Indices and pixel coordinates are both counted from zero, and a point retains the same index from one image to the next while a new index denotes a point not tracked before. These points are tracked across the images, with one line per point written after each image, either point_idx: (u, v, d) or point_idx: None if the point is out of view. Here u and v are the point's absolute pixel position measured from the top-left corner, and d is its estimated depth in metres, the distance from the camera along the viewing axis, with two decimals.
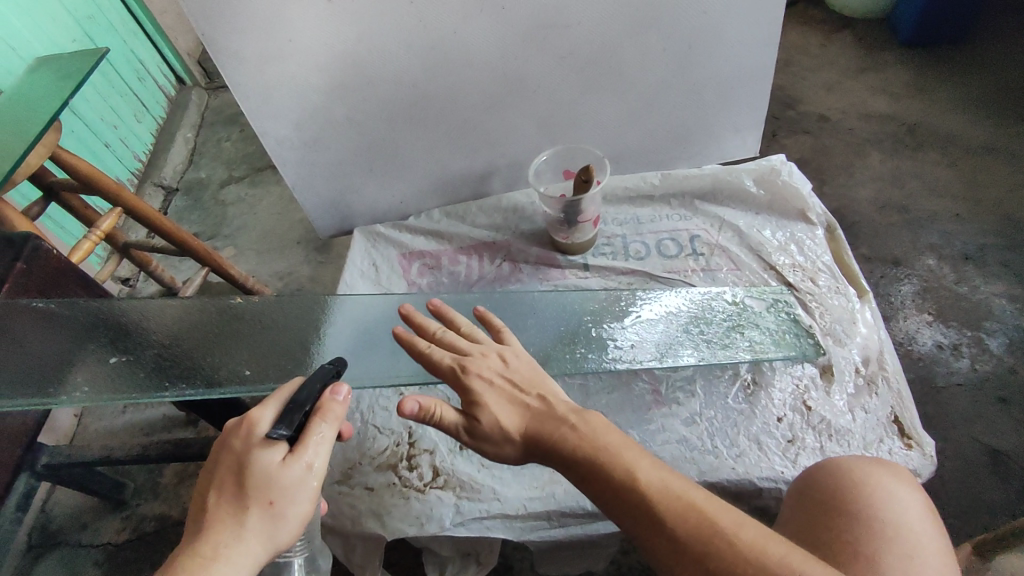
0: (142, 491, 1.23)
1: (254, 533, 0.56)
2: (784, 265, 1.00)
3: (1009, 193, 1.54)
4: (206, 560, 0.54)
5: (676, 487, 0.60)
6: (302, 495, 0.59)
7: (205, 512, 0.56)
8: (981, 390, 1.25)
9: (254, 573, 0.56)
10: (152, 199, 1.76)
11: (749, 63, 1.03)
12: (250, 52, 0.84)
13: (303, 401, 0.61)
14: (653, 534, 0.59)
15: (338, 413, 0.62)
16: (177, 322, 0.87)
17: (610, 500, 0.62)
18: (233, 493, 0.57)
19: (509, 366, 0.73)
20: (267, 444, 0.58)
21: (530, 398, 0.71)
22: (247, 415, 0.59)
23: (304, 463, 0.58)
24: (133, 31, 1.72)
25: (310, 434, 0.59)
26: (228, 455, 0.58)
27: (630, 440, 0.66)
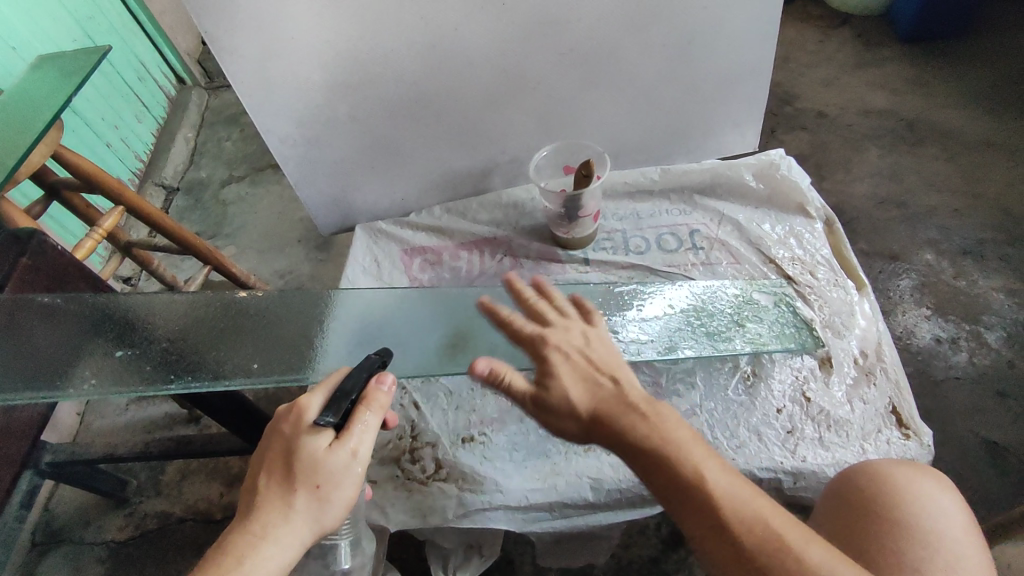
0: (145, 488, 1.24)
1: (301, 515, 0.59)
2: (783, 258, 1.01)
3: (1007, 188, 1.55)
4: (257, 538, 0.56)
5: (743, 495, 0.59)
6: (347, 481, 0.61)
7: (255, 493, 0.59)
8: (979, 384, 1.26)
9: (301, 553, 0.58)
10: (154, 198, 1.77)
11: (747, 58, 1.04)
12: (252, 51, 0.84)
13: (349, 391, 0.64)
14: (712, 539, 0.58)
15: (382, 403, 0.65)
16: (181, 316, 0.87)
17: (673, 494, 0.61)
18: (282, 477, 0.59)
19: (591, 347, 0.73)
20: (316, 431, 0.61)
21: (605, 381, 0.70)
22: (296, 403, 0.63)
23: (350, 450, 0.61)
24: (133, 31, 1.73)
25: (355, 424, 0.62)
26: (279, 440, 0.62)
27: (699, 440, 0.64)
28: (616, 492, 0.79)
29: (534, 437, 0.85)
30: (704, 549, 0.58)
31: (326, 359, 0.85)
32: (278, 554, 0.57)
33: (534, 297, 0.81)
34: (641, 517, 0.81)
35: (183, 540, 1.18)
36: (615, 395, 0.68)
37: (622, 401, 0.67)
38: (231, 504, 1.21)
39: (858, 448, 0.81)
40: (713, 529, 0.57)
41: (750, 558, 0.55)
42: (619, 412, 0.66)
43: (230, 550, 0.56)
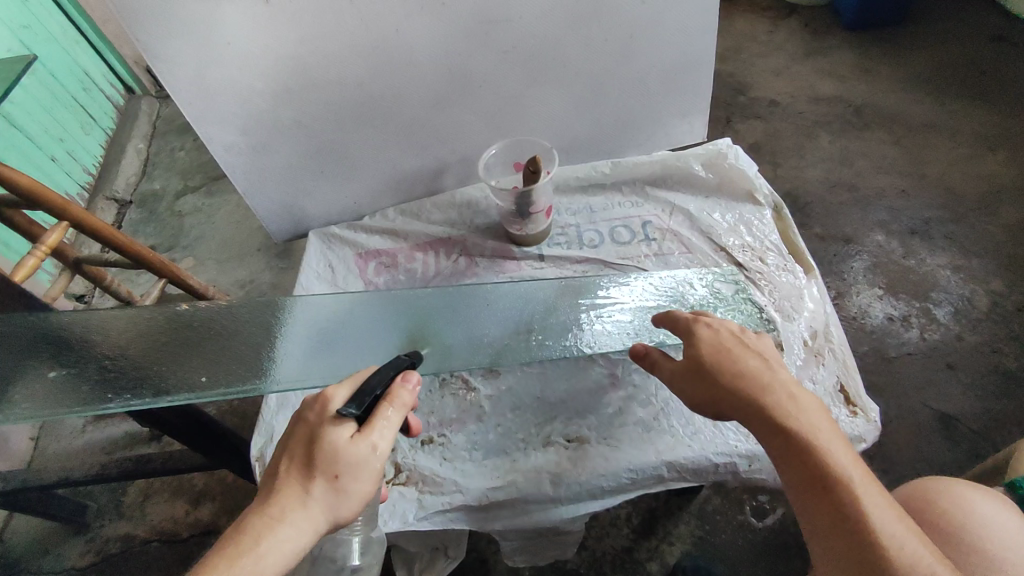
0: (106, 512, 1.20)
1: (318, 503, 0.56)
2: (734, 246, 1.02)
3: (950, 168, 1.60)
4: (273, 521, 0.54)
5: (873, 491, 0.57)
6: (366, 475, 0.59)
7: (275, 477, 0.58)
8: (930, 358, 1.30)
9: (314, 542, 0.56)
10: (105, 212, 1.71)
11: (690, 50, 1.06)
12: (188, 58, 0.82)
13: (374, 386, 0.63)
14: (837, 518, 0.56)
15: (405, 401, 0.63)
16: (121, 331, 0.85)
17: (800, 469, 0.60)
18: (303, 463, 0.58)
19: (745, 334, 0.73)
20: (340, 421, 0.59)
21: (754, 359, 0.69)
22: (322, 393, 0.62)
23: (371, 443, 0.59)
24: (75, 41, 1.68)
25: (377, 418, 0.60)
26: (303, 427, 0.60)
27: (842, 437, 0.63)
28: (576, 485, 0.79)
29: (493, 436, 0.85)
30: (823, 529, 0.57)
31: (277, 368, 0.84)
32: (291, 539, 0.54)
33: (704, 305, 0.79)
34: (603, 509, 0.81)
35: (148, 563, 1.14)
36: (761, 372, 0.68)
37: (769, 378, 0.67)
38: (197, 521, 1.18)
39: None
40: (842, 511, 0.56)
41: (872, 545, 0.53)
42: (765, 385, 0.66)
43: (246, 531, 0.54)
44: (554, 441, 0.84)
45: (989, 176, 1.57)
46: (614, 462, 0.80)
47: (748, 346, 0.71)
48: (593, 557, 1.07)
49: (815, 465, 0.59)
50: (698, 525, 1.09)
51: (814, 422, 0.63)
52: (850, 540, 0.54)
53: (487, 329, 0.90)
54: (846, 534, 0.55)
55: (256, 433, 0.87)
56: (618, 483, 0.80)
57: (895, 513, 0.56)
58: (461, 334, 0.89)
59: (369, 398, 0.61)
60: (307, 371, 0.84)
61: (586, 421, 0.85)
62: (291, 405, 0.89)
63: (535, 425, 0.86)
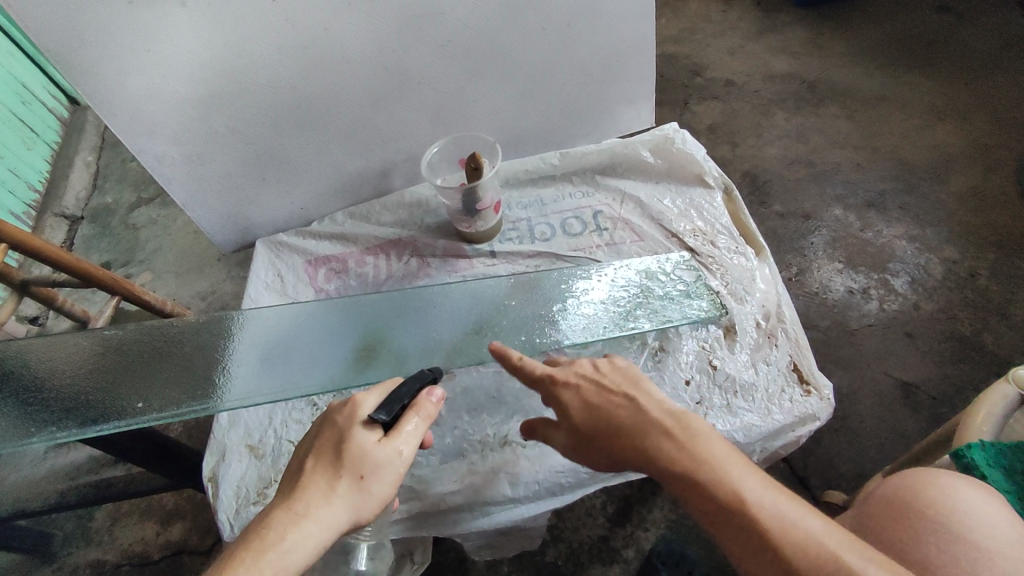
0: (73, 539, 1.16)
1: (343, 500, 0.55)
2: (685, 231, 1.02)
3: (902, 139, 1.62)
4: (298, 516, 0.52)
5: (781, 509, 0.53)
6: (388, 477, 0.58)
7: (300, 476, 0.56)
8: (890, 328, 1.32)
9: (334, 542, 0.54)
10: (55, 230, 1.65)
11: (630, 35, 1.05)
12: (106, 67, 0.78)
13: (402, 395, 0.64)
14: (755, 556, 0.52)
15: (429, 412, 0.64)
16: (48, 361, 0.82)
17: (706, 519, 0.56)
18: (330, 461, 0.57)
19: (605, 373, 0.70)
20: (369, 424, 0.59)
21: (622, 403, 0.66)
22: (352, 397, 0.62)
23: (395, 448, 0.59)
24: (10, 52, 1.59)
25: (403, 424, 0.61)
26: (330, 430, 0.60)
27: (735, 452, 0.58)
28: (535, 483, 0.79)
29: (450, 439, 0.84)
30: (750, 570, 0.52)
31: (221, 387, 0.81)
32: (316, 534, 0.52)
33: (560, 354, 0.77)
34: (564, 505, 0.80)
35: None
36: (633, 418, 0.64)
37: (650, 418, 0.63)
38: (168, 542, 1.15)
39: (764, 409, 0.82)
40: (757, 547, 0.51)
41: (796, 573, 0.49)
42: (642, 432, 0.62)
43: (268, 528, 0.51)
44: (511, 440, 0.83)
45: (939, 145, 1.59)
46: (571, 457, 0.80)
47: (612, 388, 0.68)
48: (570, 548, 1.06)
49: (718, 507, 0.54)
50: (672, 508, 1.10)
51: (707, 449, 0.58)
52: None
53: (439, 330, 0.88)
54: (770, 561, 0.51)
55: (208, 453, 0.84)
56: (577, 478, 0.79)
57: (813, 523, 0.52)
58: (412, 339, 0.87)
59: (398, 405, 0.62)
60: (256, 387, 0.81)
61: (543, 417, 0.84)
62: (242, 422, 0.87)
63: (493, 425, 0.85)
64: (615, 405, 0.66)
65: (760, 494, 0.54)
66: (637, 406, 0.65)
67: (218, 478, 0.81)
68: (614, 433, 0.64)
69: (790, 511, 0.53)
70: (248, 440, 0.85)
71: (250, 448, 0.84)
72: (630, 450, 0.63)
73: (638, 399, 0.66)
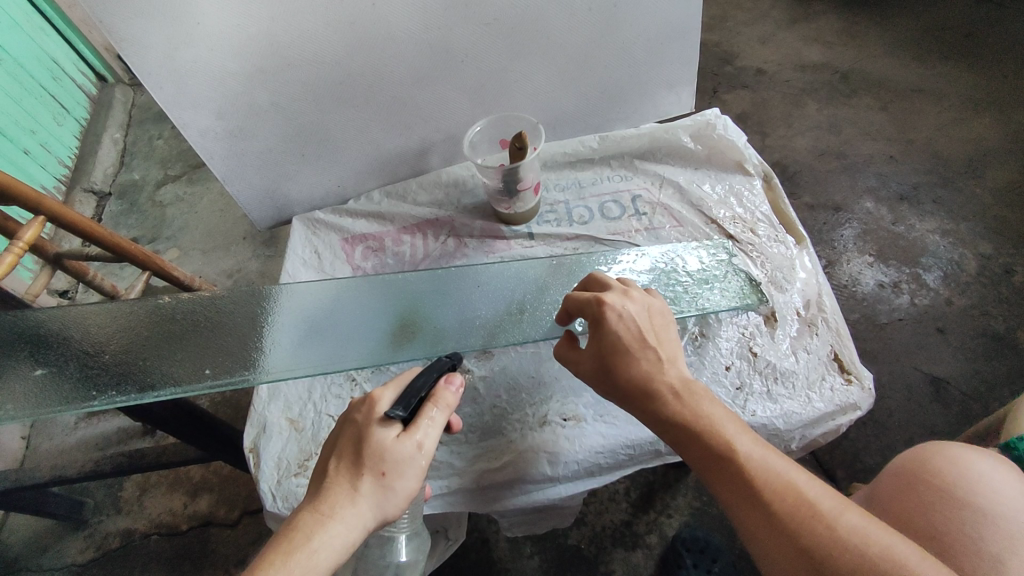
0: (103, 507, 1.18)
1: (367, 500, 0.55)
2: (725, 218, 1.02)
3: (937, 132, 1.59)
4: (323, 517, 0.54)
5: (781, 466, 0.57)
6: (411, 472, 0.58)
7: (326, 478, 0.57)
8: (921, 322, 1.31)
9: (363, 539, 0.55)
10: (84, 205, 1.66)
11: (674, 19, 1.04)
12: (156, 39, 0.78)
13: (418, 388, 0.63)
14: (746, 508, 0.56)
15: (448, 401, 0.63)
16: (103, 328, 0.83)
17: (726, 492, 0.58)
18: (351, 462, 0.57)
19: (648, 324, 0.70)
20: (385, 422, 0.59)
21: (650, 357, 0.67)
22: (369, 395, 0.61)
23: (416, 441, 0.59)
24: (40, 26, 1.59)
25: (423, 416, 0.60)
26: (350, 429, 0.60)
27: (766, 442, 0.60)
28: (574, 463, 0.79)
29: (489, 417, 0.84)
30: (744, 523, 0.56)
31: (266, 358, 0.82)
32: (341, 535, 0.53)
33: (609, 283, 0.76)
34: (599, 485, 0.82)
35: (150, 555, 1.13)
36: (659, 374, 0.66)
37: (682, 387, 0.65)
38: (197, 513, 1.17)
39: (805, 397, 0.82)
40: (775, 525, 0.54)
41: (782, 523, 0.54)
42: (674, 401, 0.64)
43: (293, 529, 0.53)
44: (550, 420, 0.83)
45: (976, 139, 1.56)
46: (610, 438, 0.80)
47: (646, 339, 0.68)
48: (593, 532, 1.07)
49: (746, 484, 0.57)
50: (696, 496, 1.10)
51: (737, 432, 0.60)
52: (762, 526, 0.55)
53: (480, 309, 0.88)
54: (793, 545, 0.52)
55: (248, 425, 0.85)
56: (616, 459, 0.80)
57: (843, 511, 0.53)
58: (451, 317, 0.88)
59: (414, 399, 0.61)
60: (301, 358, 0.83)
61: (581, 398, 0.85)
62: (282, 396, 0.88)
63: (531, 405, 0.85)
64: (649, 357, 0.67)
65: (761, 454, 0.58)
66: (666, 365, 0.67)
67: (259, 450, 0.82)
68: (643, 387, 0.66)
69: (786, 469, 0.57)
70: (288, 414, 0.86)
71: (290, 421, 0.86)
72: (659, 412, 0.65)
73: (666, 357, 0.68)
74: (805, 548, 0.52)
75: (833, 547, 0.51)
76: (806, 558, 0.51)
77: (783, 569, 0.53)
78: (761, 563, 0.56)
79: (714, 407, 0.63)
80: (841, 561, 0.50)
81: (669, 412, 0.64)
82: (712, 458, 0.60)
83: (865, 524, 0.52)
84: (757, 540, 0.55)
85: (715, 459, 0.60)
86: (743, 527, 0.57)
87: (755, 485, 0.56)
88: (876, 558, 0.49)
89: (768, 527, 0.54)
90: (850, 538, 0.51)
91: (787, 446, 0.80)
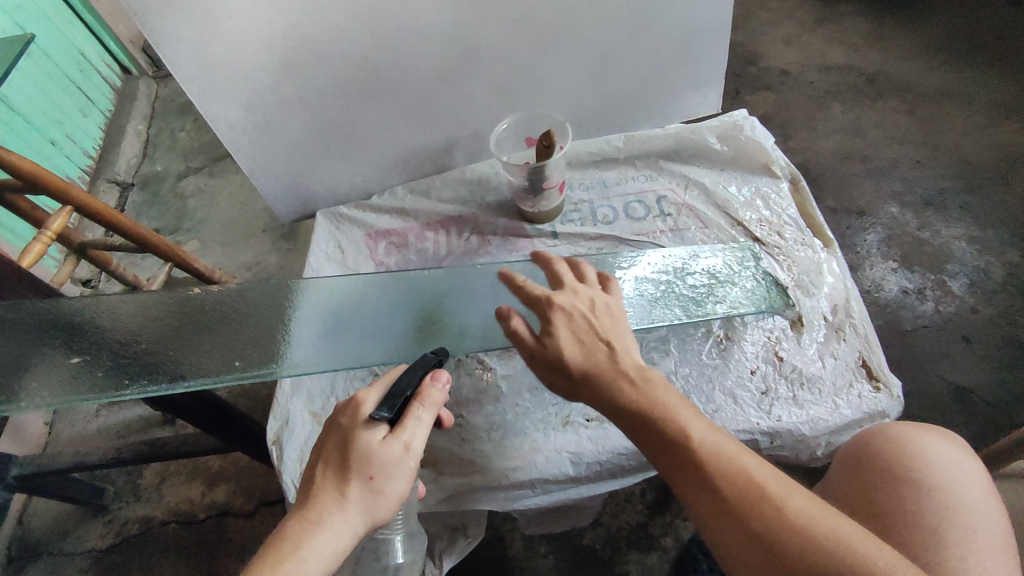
0: (123, 494, 1.20)
1: (356, 505, 0.56)
2: (751, 220, 1.01)
3: (965, 137, 1.57)
4: (311, 525, 0.54)
5: (729, 451, 0.57)
6: (400, 474, 0.58)
7: (312, 485, 0.57)
8: (946, 330, 1.29)
9: (353, 543, 0.56)
10: (108, 195, 1.68)
11: (704, 18, 1.03)
12: (188, 32, 0.79)
13: (404, 387, 0.62)
14: (696, 496, 0.56)
15: (435, 399, 0.62)
16: (135, 318, 0.84)
17: (675, 479, 0.58)
18: (338, 467, 0.57)
19: (599, 314, 0.70)
20: (371, 424, 0.58)
21: (600, 347, 0.67)
22: (354, 397, 0.61)
23: (402, 443, 0.58)
24: (67, 18, 1.61)
25: (409, 418, 0.60)
26: (335, 433, 0.60)
27: (712, 427, 0.60)
28: (595, 464, 0.79)
29: (511, 416, 0.84)
30: (696, 511, 0.57)
31: (290, 351, 0.83)
32: (331, 542, 0.54)
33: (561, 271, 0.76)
34: (621, 486, 0.82)
35: (168, 543, 1.14)
36: (609, 363, 0.66)
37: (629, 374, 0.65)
38: (215, 503, 1.18)
39: (831, 403, 0.81)
40: (727, 515, 0.54)
41: (735, 512, 0.54)
42: (619, 387, 0.64)
43: (282, 536, 0.54)
44: (572, 421, 0.83)
45: (1006, 144, 1.53)
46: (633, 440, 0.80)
47: (594, 330, 0.69)
48: (609, 533, 1.07)
49: (694, 471, 0.57)
50: None
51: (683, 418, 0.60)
52: (715, 515, 0.55)
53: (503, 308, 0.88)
54: (746, 533, 0.53)
55: (271, 417, 0.85)
56: (638, 461, 0.80)
57: (789, 495, 0.54)
58: (475, 314, 0.87)
59: (399, 400, 0.60)
60: (325, 352, 0.83)
61: None
62: (305, 389, 0.88)
63: (554, 404, 0.85)
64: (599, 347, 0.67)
65: (713, 442, 0.58)
66: (616, 354, 0.67)
67: (282, 443, 0.83)
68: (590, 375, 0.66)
69: (734, 455, 0.57)
70: (311, 408, 0.87)
71: (313, 414, 0.86)
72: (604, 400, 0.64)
73: (616, 347, 0.68)
74: (757, 538, 0.52)
75: (786, 536, 0.51)
76: (765, 550, 0.52)
77: (738, 558, 0.53)
78: (716, 552, 0.56)
79: (661, 394, 0.63)
80: (793, 549, 0.50)
81: (619, 405, 0.63)
82: (660, 445, 0.60)
83: (811, 508, 0.53)
84: (710, 529, 0.55)
85: (662, 445, 0.60)
86: (696, 514, 0.57)
87: (703, 472, 0.56)
88: (826, 544, 0.50)
89: (720, 516, 0.54)
90: (797, 523, 0.52)
91: (812, 453, 0.79)
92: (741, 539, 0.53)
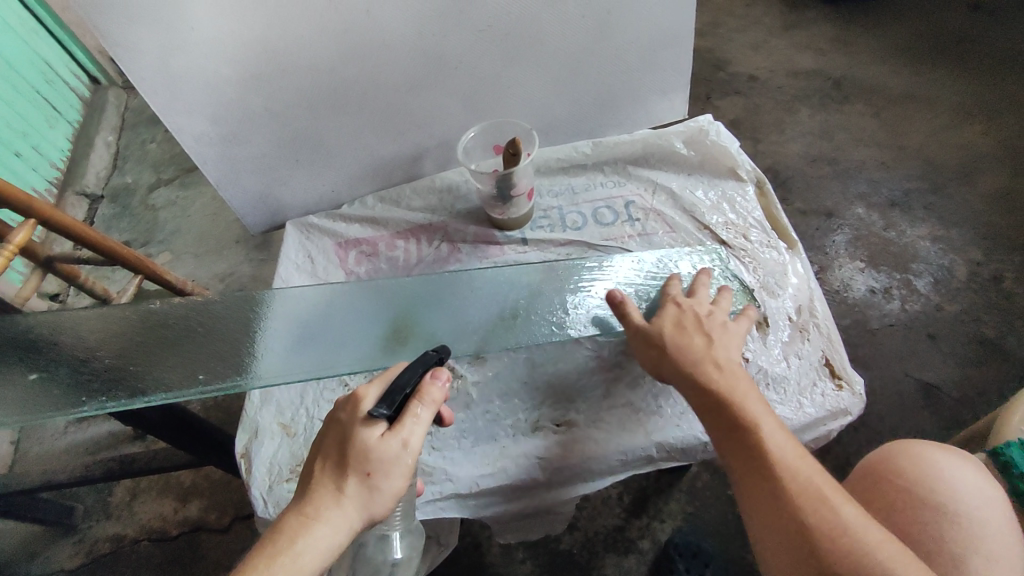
0: (93, 513, 1.17)
1: (352, 500, 0.56)
2: (717, 224, 1.03)
3: (929, 139, 1.61)
4: (308, 519, 0.54)
5: (793, 455, 0.64)
6: (397, 471, 0.57)
7: (312, 481, 0.57)
8: (912, 328, 1.32)
9: (352, 538, 0.56)
10: (76, 208, 1.65)
11: (667, 26, 1.04)
12: (150, 45, 0.78)
13: (404, 384, 0.61)
14: (759, 484, 0.63)
15: (435, 397, 0.61)
16: (94, 332, 0.83)
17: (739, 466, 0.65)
18: (337, 466, 0.57)
19: (711, 317, 0.78)
20: (369, 420, 0.58)
21: (696, 339, 0.74)
22: (354, 392, 0.61)
23: (400, 440, 0.58)
24: (33, 29, 1.59)
25: (408, 415, 0.59)
26: (335, 429, 0.60)
27: (784, 430, 0.67)
28: (567, 470, 0.80)
29: (482, 423, 0.84)
30: (751, 497, 0.63)
31: (255, 364, 0.82)
32: (326, 537, 0.54)
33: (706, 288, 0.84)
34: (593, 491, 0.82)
35: (140, 561, 1.12)
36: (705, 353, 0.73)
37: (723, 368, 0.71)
38: (187, 519, 1.16)
39: (796, 403, 0.83)
40: (778, 509, 0.61)
41: (791, 505, 0.60)
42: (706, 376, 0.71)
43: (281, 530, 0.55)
44: (543, 427, 0.83)
45: (967, 146, 1.58)
46: (603, 444, 0.81)
47: (701, 326, 0.76)
48: (586, 539, 1.07)
49: (759, 460, 0.64)
50: (687, 501, 1.10)
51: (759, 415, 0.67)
52: (767, 503, 0.62)
53: (472, 315, 0.89)
54: (794, 527, 0.59)
55: (240, 429, 0.84)
56: (609, 465, 0.80)
57: (840, 503, 0.59)
58: (444, 322, 0.88)
59: (398, 397, 0.60)
60: (292, 364, 0.82)
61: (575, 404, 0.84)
62: (275, 400, 0.87)
63: (524, 410, 0.85)
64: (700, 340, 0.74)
65: (782, 441, 0.65)
66: (712, 347, 0.74)
67: (251, 455, 0.82)
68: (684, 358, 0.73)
69: (797, 459, 0.63)
70: (280, 419, 0.86)
71: (282, 425, 0.85)
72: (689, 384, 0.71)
73: (716, 342, 0.74)
74: (803, 530, 0.58)
75: (834, 535, 0.57)
76: (794, 522, 0.59)
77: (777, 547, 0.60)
78: (757, 540, 0.62)
79: (743, 390, 0.69)
80: (832, 546, 0.57)
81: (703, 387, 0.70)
82: (732, 433, 0.67)
83: (860, 519, 0.58)
84: (760, 517, 0.62)
85: (735, 434, 0.66)
86: (750, 500, 0.63)
87: (770, 464, 0.63)
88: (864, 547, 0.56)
89: (770, 508, 0.61)
90: (842, 529, 0.57)
91: None
92: (788, 532, 0.60)
